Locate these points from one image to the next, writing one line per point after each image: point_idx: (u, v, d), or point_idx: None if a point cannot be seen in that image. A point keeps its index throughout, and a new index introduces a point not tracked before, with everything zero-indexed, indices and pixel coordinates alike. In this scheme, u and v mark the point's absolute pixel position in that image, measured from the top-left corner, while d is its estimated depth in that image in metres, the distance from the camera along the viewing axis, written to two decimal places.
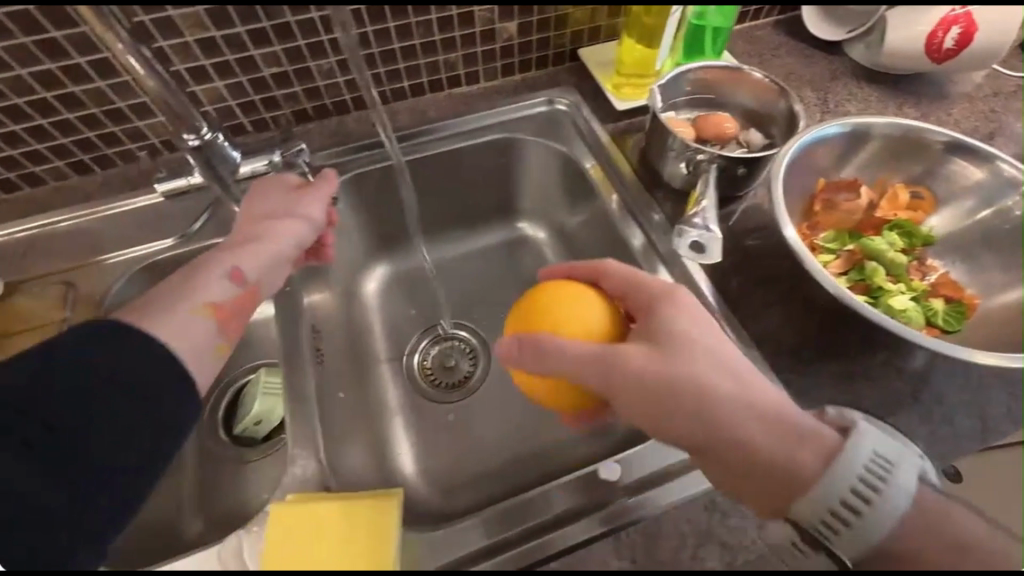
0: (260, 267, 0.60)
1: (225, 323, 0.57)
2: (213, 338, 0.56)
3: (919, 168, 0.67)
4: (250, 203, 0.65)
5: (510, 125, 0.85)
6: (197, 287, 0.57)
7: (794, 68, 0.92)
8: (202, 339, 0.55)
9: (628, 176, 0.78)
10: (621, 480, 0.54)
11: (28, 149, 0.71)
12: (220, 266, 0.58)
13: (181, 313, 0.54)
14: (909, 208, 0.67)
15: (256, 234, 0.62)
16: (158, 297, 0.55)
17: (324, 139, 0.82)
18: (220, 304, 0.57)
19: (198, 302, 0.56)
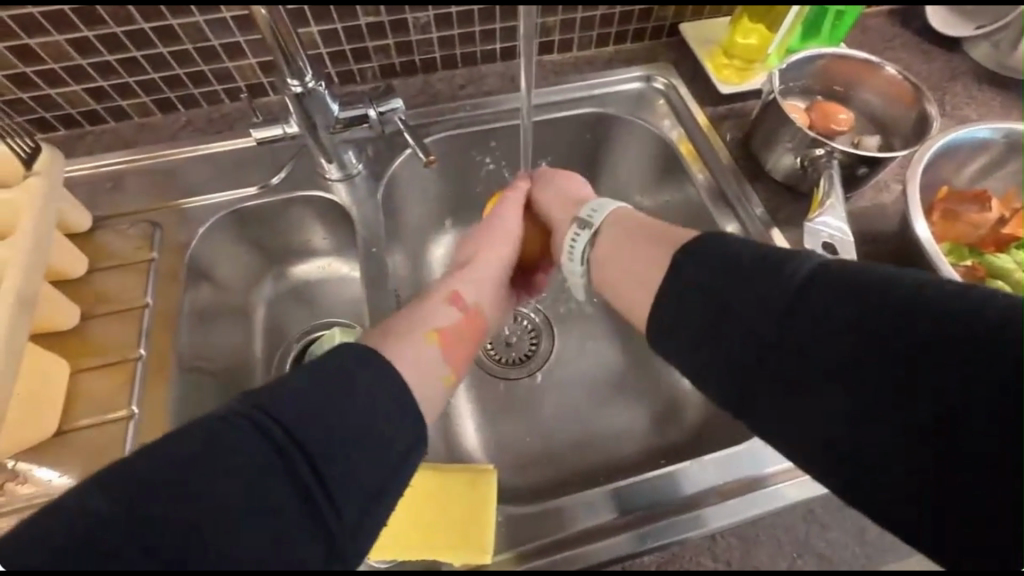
0: (474, 289, 0.62)
1: (451, 348, 0.56)
2: (441, 362, 0.54)
3: None
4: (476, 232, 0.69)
5: (602, 99, 0.81)
6: (434, 306, 0.59)
7: (908, 63, 0.86)
8: (432, 362, 0.53)
9: (727, 163, 0.74)
10: (715, 481, 0.52)
11: (119, 81, 0.69)
12: (442, 293, 0.61)
13: (414, 339, 0.54)
14: None
15: (465, 257, 0.66)
16: (391, 326, 0.55)
17: (410, 97, 0.79)
18: (444, 329, 0.57)
19: (427, 328, 0.55)
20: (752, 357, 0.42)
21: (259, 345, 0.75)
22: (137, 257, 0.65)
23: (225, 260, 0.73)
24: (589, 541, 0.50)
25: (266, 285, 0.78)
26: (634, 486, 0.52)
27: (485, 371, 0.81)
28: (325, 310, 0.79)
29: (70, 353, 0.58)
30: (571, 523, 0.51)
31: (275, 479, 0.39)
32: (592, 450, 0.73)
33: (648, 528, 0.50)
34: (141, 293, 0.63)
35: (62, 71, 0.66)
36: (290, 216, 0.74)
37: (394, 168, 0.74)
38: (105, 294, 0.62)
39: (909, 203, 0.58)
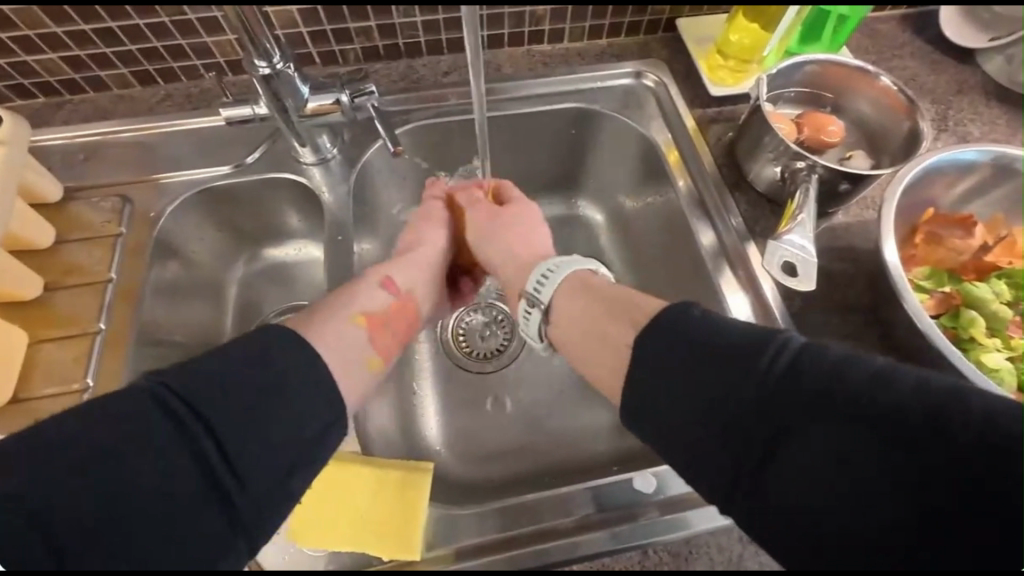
0: (407, 275, 0.62)
1: (377, 331, 0.55)
2: (365, 345, 0.53)
3: None
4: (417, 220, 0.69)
5: (589, 94, 0.79)
6: (389, 275, 0.60)
7: (915, 73, 0.82)
8: (356, 342, 0.52)
9: (710, 170, 0.71)
10: (656, 495, 0.52)
11: (95, 51, 0.69)
12: (374, 276, 0.59)
13: (338, 321, 0.53)
14: None
15: (406, 245, 0.66)
16: (310, 311, 0.53)
17: (391, 82, 0.77)
18: (371, 313, 0.56)
19: (353, 311, 0.54)
20: (755, 424, 0.40)
21: (228, 324, 0.75)
22: (104, 231, 0.65)
23: (196, 238, 0.73)
24: (521, 546, 0.50)
25: (239, 264, 0.78)
26: (595, 490, 0.52)
27: (453, 364, 0.81)
28: (296, 293, 0.79)
29: (30, 324, 0.59)
30: (508, 527, 0.51)
31: (201, 485, 0.39)
32: (550, 451, 0.73)
33: (610, 530, 0.50)
34: (106, 268, 0.63)
35: (36, 38, 0.65)
36: (263, 198, 0.74)
37: (369, 155, 0.73)
38: (72, 266, 0.63)
39: (884, 225, 0.56)
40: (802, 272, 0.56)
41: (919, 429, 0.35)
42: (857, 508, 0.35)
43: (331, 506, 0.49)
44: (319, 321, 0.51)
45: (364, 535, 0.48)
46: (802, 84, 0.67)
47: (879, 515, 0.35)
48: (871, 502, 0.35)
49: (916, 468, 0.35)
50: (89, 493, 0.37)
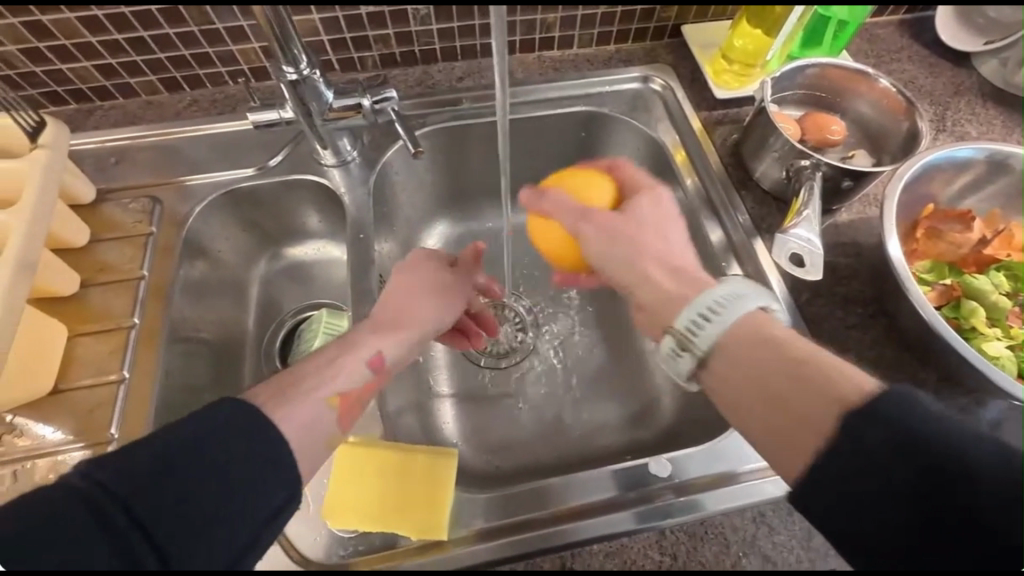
0: (399, 352, 0.55)
1: (349, 414, 0.51)
2: (334, 430, 0.49)
3: None
4: (402, 280, 0.59)
5: (599, 98, 0.82)
6: (363, 345, 0.53)
7: (913, 75, 0.85)
8: (323, 432, 0.48)
9: (717, 170, 0.74)
10: (671, 479, 0.54)
11: (127, 60, 0.72)
12: (364, 349, 0.53)
13: (311, 400, 0.48)
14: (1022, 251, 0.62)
15: (403, 312, 0.56)
16: (281, 382, 0.49)
17: (408, 88, 0.80)
18: (347, 393, 0.50)
19: (329, 392, 0.49)
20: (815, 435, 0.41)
21: (250, 322, 0.78)
22: (136, 231, 0.68)
23: (223, 238, 0.75)
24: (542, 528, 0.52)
25: (261, 263, 0.81)
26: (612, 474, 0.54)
27: (468, 360, 0.83)
28: (316, 291, 0.82)
29: (67, 319, 0.61)
30: (528, 509, 0.52)
31: (210, 489, 0.40)
32: (563, 442, 0.76)
33: (637, 510, 0.52)
34: (138, 267, 0.66)
35: (72, 47, 0.68)
36: (286, 199, 0.76)
37: (388, 157, 0.76)
38: (105, 265, 0.65)
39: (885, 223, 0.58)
40: (809, 262, 0.58)
41: (952, 481, 0.36)
42: (867, 518, 0.38)
43: (353, 488, 0.50)
44: (285, 391, 0.48)
45: (386, 515, 0.49)
46: (806, 85, 0.69)
47: (877, 527, 0.38)
48: (876, 537, 0.38)
49: (928, 505, 0.36)
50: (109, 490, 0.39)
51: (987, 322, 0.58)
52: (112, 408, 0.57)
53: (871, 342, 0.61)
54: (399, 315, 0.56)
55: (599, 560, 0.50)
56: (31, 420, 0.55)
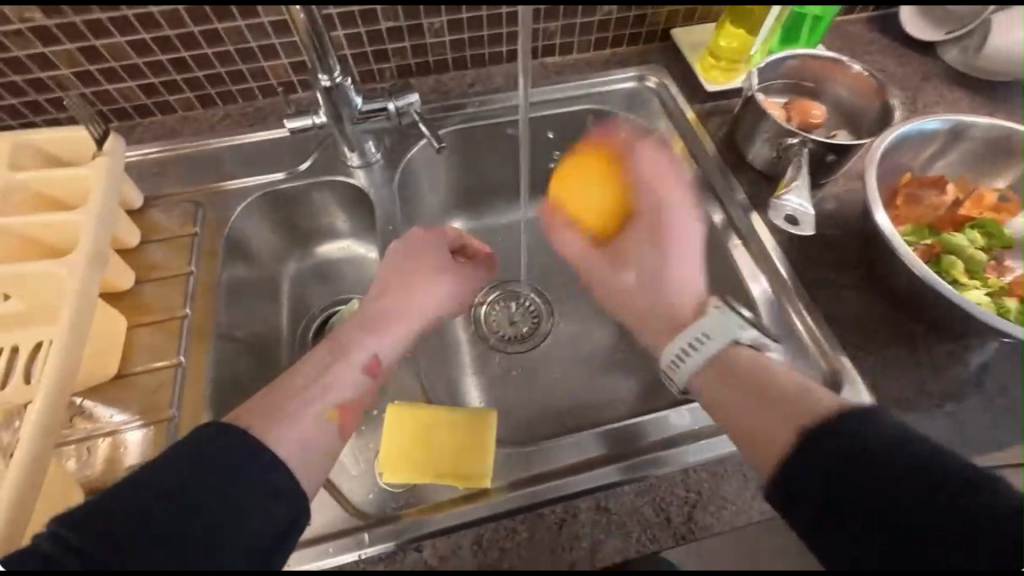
0: (390, 354, 0.59)
1: (347, 425, 0.53)
2: (333, 443, 0.51)
3: (1000, 174, 0.69)
4: (385, 279, 0.63)
5: (599, 97, 0.89)
6: (360, 350, 0.57)
7: (883, 65, 0.93)
8: (322, 443, 0.50)
9: (711, 156, 0.81)
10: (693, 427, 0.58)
11: (168, 78, 0.78)
12: (358, 355, 0.57)
13: (306, 417, 0.51)
14: (992, 210, 0.68)
15: (394, 309, 0.61)
16: (271, 400, 0.51)
17: (424, 94, 0.87)
18: (345, 405, 0.54)
19: (326, 406, 0.52)
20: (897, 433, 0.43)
21: (284, 317, 0.83)
22: (181, 232, 0.73)
23: (258, 238, 0.81)
24: None
25: (291, 262, 0.86)
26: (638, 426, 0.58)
27: (489, 344, 0.88)
28: (343, 286, 0.87)
29: (124, 312, 0.66)
30: (561, 456, 0.56)
31: (257, 466, 0.45)
32: (584, 415, 0.80)
33: (619, 463, 0.55)
34: (186, 263, 0.71)
35: (120, 68, 0.75)
36: (316, 199, 0.82)
37: (410, 157, 0.82)
38: (155, 263, 0.70)
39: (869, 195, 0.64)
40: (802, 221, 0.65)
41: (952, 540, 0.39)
42: (863, 489, 0.42)
43: (398, 445, 0.54)
44: (289, 396, 0.52)
45: (433, 468, 0.53)
46: (787, 74, 0.77)
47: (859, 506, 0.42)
48: (854, 537, 0.42)
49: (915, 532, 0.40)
50: (178, 459, 0.44)
51: (969, 274, 0.64)
52: (171, 389, 0.61)
53: (865, 299, 0.67)
54: (385, 317, 0.60)
55: (631, 499, 0.53)
56: (98, 402, 0.60)
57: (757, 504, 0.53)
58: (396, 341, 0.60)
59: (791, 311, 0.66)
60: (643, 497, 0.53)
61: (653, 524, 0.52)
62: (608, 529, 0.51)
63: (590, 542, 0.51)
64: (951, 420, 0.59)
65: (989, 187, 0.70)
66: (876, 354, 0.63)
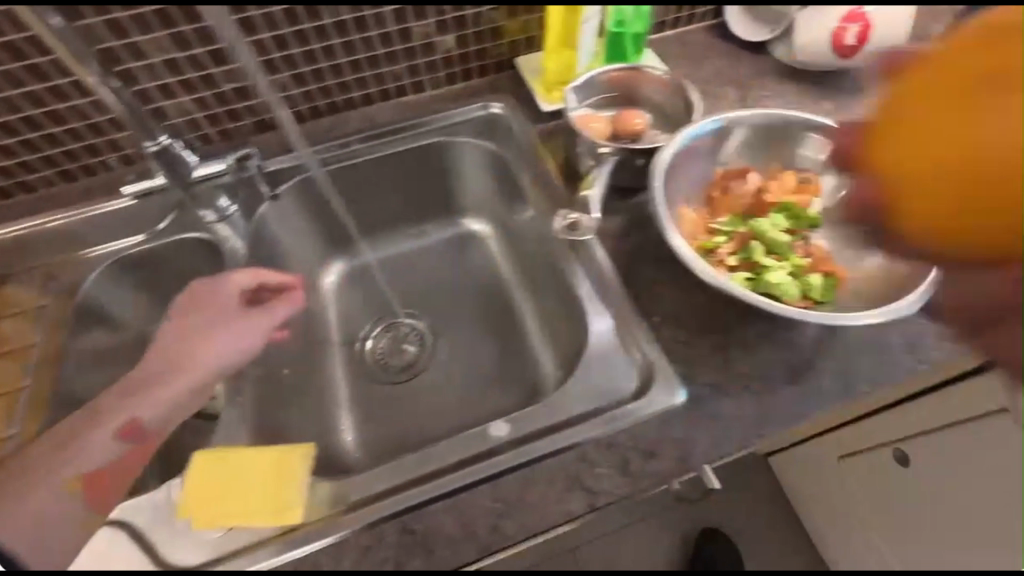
0: (155, 416, 0.69)
1: (93, 496, 0.63)
2: (82, 513, 0.62)
3: (799, 157, 0.73)
4: (176, 327, 0.76)
5: (449, 128, 0.92)
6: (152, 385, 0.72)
7: (720, 69, 0.98)
8: (70, 513, 0.61)
9: (551, 172, 0.85)
10: (509, 436, 0.58)
11: (19, 160, 0.80)
12: (117, 420, 0.68)
13: (51, 488, 0.62)
14: (794, 193, 0.71)
15: (174, 360, 0.73)
16: (35, 464, 0.63)
17: (281, 145, 0.91)
18: (90, 474, 0.64)
19: (67, 476, 0.63)
20: None
21: None
22: (34, 306, 0.76)
23: (121, 302, 0.83)
24: None
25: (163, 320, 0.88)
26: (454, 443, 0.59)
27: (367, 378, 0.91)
28: None
29: None
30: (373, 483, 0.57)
31: None
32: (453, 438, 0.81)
33: (443, 477, 0.55)
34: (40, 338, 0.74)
35: None
36: (176, 256, 0.84)
37: (264, 207, 0.85)
38: None
39: (657, 200, 0.65)
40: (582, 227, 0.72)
41: None
42: None
43: (198, 492, 0.55)
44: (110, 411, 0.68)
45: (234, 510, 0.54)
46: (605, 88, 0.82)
47: None
48: None
49: None
50: None
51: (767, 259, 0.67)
52: None
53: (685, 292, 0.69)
54: (178, 360, 0.73)
55: (439, 518, 0.53)
56: None
57: (560, 507, 0.54)
58: (162, 366, 0.73)
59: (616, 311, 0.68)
60: (450, 514, 0.53)
61: (456, 540, 0.52)
62: (412, 551, 0.52)
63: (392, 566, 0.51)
64: (759, 399, 0.59)
65: (790, 171, 0.73)
66: (691, 343, 0.64)
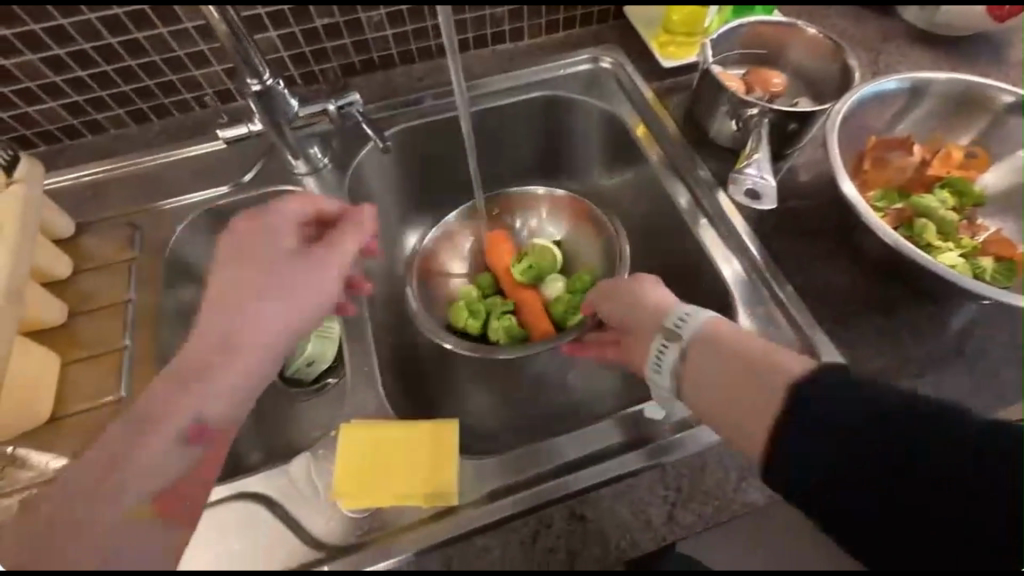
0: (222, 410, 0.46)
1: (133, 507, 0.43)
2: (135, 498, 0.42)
3: (960, 127, 0.67)
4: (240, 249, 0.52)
5: (554, 82, 0.84)
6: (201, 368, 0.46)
7: (845, 28, 0.89)
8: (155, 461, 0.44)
9: (670, 131, 0.78)
10: (666, 420, 0.55)
11: (92, 95, 0.72)
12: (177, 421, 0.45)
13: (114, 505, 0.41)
14: (961, 168, 0.66)
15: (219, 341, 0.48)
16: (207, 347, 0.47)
17: (370, 91, 0.82)
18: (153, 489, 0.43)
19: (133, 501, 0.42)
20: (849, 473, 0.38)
21: None
22: (117, 257, 0.69)
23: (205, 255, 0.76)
24: (548, 481, 0.51)
25: None
26: (607, 425, 0.55)
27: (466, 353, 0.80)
28: None
29: (55, 348, 0.62)
30: (546, 462, 0.53)
31: None
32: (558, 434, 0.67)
33: (608, 461, 0.52)
34: (124, 290, 0.67)
35: (37, 88, 0.69)
36: None
37: (359, 158, 0.77)
38: (89, 293, 0.66)
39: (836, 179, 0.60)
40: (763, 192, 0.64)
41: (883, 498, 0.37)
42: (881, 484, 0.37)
43: (353, 465, 0.52)
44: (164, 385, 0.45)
45: (387, 492, 0.50)
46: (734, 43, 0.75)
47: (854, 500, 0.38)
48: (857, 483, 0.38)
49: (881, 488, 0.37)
50: None
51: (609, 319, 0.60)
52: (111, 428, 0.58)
53: (837, 268, 0.65)
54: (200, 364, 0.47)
55: (608, 503, 0.50)
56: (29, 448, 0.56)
57: (739, 496, 0.50)
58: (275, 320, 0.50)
59: (758, 286, 0.64)
60: (621, 499, 0.50)
61: (632, 527, 0.49)
62: (586, 538, 0.48)
63: (566, 553, 0.48)
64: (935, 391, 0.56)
65: (963, 146, 0.67)
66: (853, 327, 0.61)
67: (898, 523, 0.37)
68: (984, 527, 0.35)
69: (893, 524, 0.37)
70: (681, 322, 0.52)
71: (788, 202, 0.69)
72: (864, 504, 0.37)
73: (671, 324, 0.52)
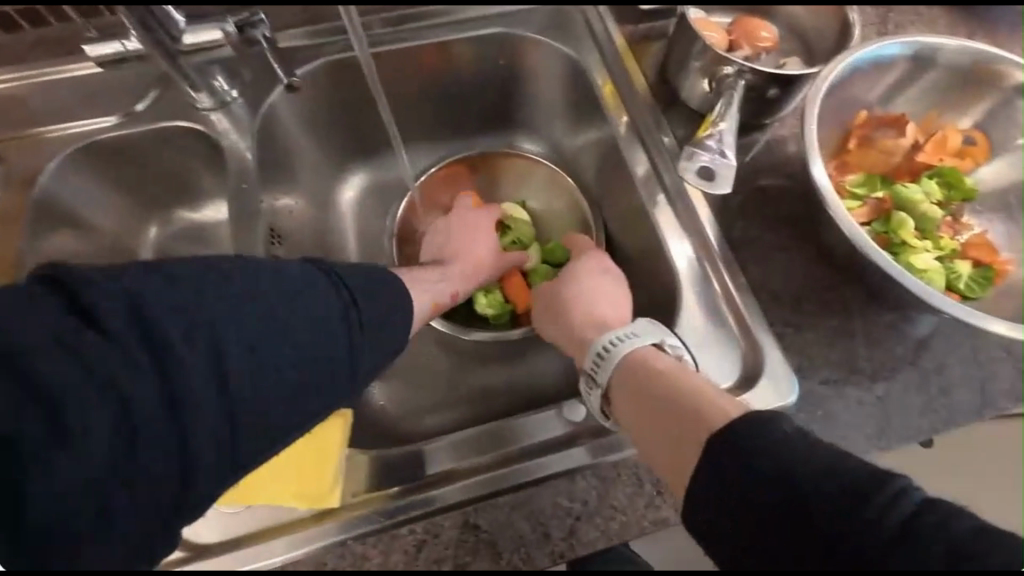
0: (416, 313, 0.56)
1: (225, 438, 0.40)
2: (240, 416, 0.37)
3: (964, 108, 0.58)
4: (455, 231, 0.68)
5: (512, 18, 0.72)
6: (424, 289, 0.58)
7: None
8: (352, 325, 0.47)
9: (639, 88, 0.68)
10: (585, 423, 0.49)
11: None
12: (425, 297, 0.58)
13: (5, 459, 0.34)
14: (956, 155, 0.58)
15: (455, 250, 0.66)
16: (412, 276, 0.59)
17: (292, 12, 0.69)
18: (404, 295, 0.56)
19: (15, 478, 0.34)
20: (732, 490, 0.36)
21: None
22: None
23: (93, 198, 0.66)
24: (443, 486, 0.46)
25: (151, 230, 0.72)
26: (518, 426, 0.48)
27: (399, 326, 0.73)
28: (221, 254, 0.74)
29: None
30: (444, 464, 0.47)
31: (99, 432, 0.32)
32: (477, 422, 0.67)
33: (512, 467, 0.46)
34: None
35: None
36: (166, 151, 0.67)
37: (274, 94, 0.66)
38: None
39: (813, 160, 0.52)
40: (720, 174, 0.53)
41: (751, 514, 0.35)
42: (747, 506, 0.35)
43: None
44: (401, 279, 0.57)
45: (261, 492, 0.44)
46: None
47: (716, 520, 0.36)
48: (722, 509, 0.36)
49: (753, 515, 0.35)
50: None
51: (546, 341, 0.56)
52: None
53: (799, 263, 0.58)
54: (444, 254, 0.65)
55: (506, 514, 0.45)
56: None
57: (650, 513, 0.46)
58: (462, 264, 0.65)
59: (708, 273, 0.57)
60: (523, 510, 0.45)
61: (529, 542, 0.44)
62: (477, 551, 0.44)
63: (453, 566, 0.43)
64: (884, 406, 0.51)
65: (963, 131, 0.59)
66: (808, 330, 0.55)
67: (767, 531, 0.34)
68: (862, 516, 0.31)
69: (762, 528, 0.34)
70: (615, 341, 0.47)
71: (758, 182, 0.61)
72: (729, 510, 0.36)
73: (602, 343, 0.47)
